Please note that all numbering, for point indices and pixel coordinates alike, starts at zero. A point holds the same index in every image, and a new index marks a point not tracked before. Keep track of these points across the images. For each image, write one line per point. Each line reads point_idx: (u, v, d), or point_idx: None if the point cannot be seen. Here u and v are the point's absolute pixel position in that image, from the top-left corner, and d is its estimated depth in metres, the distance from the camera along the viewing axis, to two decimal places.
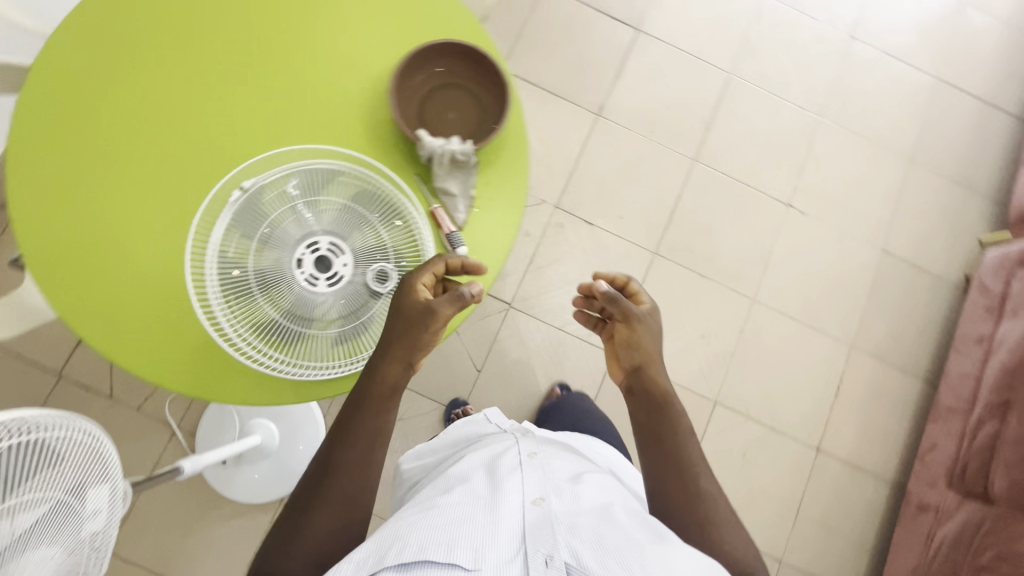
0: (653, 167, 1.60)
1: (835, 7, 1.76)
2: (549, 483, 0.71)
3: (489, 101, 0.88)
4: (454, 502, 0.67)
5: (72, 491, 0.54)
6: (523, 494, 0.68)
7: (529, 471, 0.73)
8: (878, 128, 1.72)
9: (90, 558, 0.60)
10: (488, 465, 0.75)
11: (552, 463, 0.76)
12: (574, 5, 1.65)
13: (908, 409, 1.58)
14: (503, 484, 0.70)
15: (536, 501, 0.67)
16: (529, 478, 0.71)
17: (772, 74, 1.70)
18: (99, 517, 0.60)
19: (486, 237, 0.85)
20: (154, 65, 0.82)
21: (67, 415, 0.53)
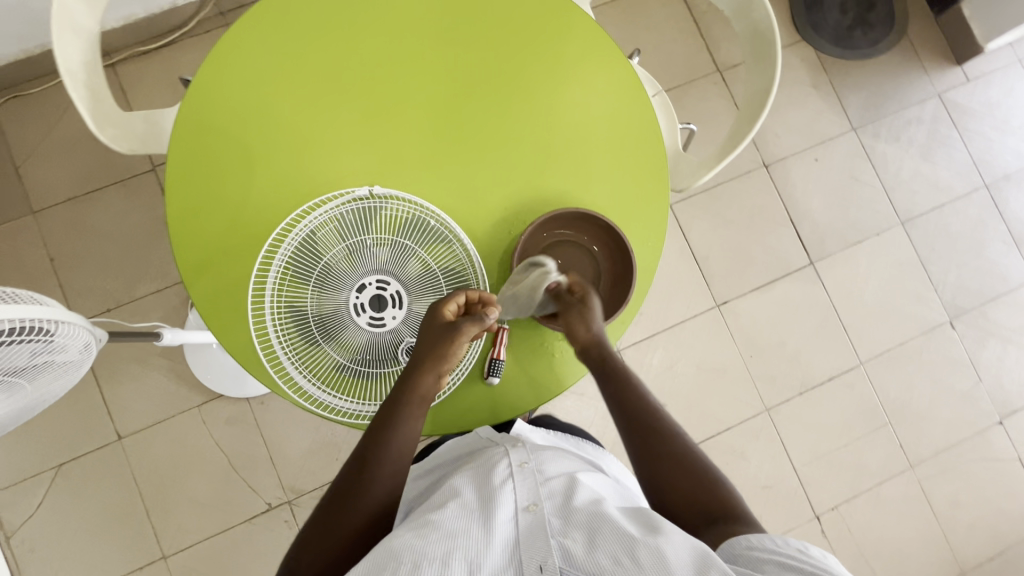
0: (727, 385, 1.50)
1: (1006, 384, 1.59)
2: (540, 486, 0.71)
3: (605, 271, 0.85)
4: (450, 511, 0.66)
5: (42, 362, 0.64)
6: (515, 501, 0.68)
7: (520, 477, 0.72)
8: (958, 519, 1.53)
9: (60, 386, 0.73)
10: (478, 474, 0.73)
11: (544, 464, 0.75)
12: (774, 200, 1.57)
13: None
14: (497, 492, 0.69)
15: (525, 507, 0.67)
16: (520, 483, 0.71)
17: (898, 392, 1.55)
18: (74, 365, 0.72)
19: (522, 381, 0.86)
20: (391, 47, 0.86)
21: (61, 310, 0.62)
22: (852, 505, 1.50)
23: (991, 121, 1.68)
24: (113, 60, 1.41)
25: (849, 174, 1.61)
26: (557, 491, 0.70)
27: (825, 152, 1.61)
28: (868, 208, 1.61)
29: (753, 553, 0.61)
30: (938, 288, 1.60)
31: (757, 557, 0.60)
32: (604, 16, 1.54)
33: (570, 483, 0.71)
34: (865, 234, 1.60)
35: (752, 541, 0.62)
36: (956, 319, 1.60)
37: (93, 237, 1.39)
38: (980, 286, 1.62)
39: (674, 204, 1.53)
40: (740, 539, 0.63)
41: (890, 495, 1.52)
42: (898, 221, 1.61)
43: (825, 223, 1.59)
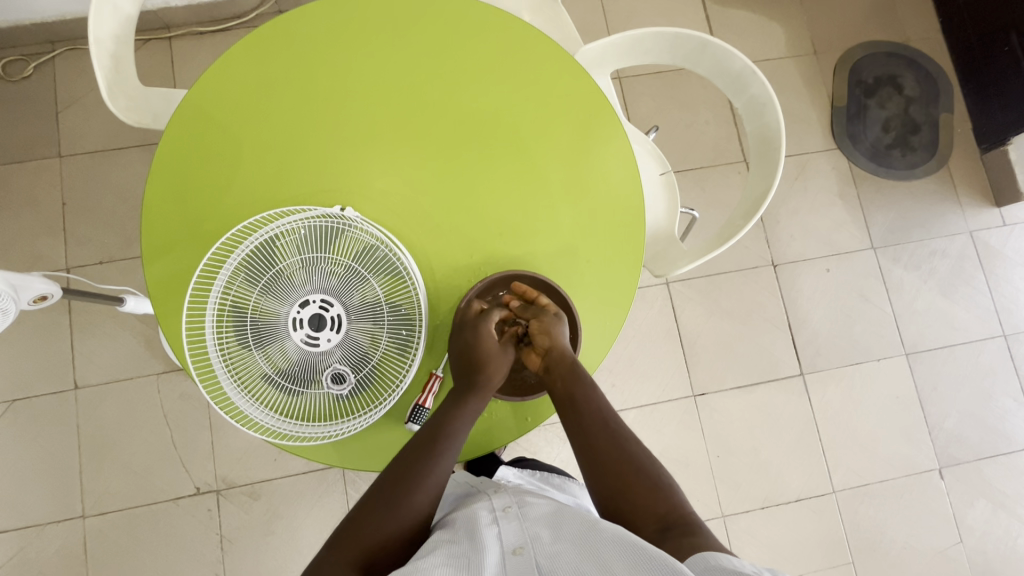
0: (686, 480, 1.43)
1: (989, 552, 1.46)
2: (526, 529, 0.71)
3: None
4: (441, 553, 0.66)
5: None
6: (504, 545, 0.69)
7: (505, 525, 0.72)
8: None
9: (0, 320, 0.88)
10: (463, 518, 0.74)
11: (527, 507, 0.76)
12: (775, 302, 1.52)
13: None
14: (482, 536, 0.69)
15: (512, 550, 0.68)
16: (506, 529, 0.72)
17: (867, 532, 1.45)
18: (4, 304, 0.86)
19: None
20: (407, 75, 0.87)
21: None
22: None
23: (1022, 271, 1.60)
24: (170, 34, 1.49)
25: (859, 292, 1.55)
26: (543, 532, 0.70)
27: (838, 264, 1.56)
28: (873, 331, 1.54)
29: (722, 570, 0.58)
30: (933, 432, 1.51)
31: (727, 571, 0.58)
32: (640, 85, 1.55)
33: (549, 521, 0.72)
34: (865, 357, 1.52)
35: (727, 560, 0.60)
36: (946, 468, 1.49)
37: (107, 191, 1.44)
38: (978, 440, 1.51)
39: (671, 282, 1.50)
40: (714, 554, 0.61)
41: None
42: (902, 352, 1.54)
43: (825, 336, 1.53)
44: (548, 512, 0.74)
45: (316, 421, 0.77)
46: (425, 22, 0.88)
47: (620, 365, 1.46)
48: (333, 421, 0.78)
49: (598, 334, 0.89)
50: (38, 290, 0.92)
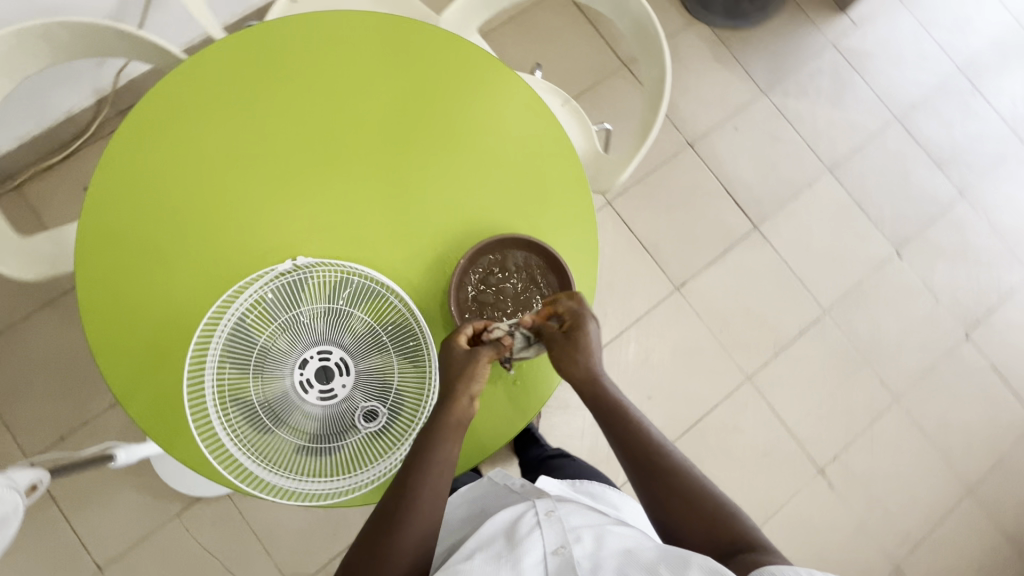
0: (705, 364, 1.51)
1: (963, 299, 1.64)
2: (567, 530, 0.73)
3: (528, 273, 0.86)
4: (477, 558, 0.70)
5: None
6: (544, 550, 0.71)
7: (547, 526, 0.74)
8: (949, 438, 1.57)
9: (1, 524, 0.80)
10: (507, 520, 0.76)
11: (569, 512, 0.77)
12: (706, 174, 1.61)
13: None
14: (524, 539, 0.72)
15: (552, 552, 0.70)
16: (548, 530, 0.73)
17: (865, 333, 1.59)
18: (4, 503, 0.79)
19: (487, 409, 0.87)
20: (291, 109, 0.84)
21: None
22: (851, 453, 1.52)
23: (888, 58, 1.76)
24: (15, 181, 1.35)
25: (770, 135, 1.66)
26: (584, 538, 0.71)
27: (742, 120, 1.66)
28: (795, 164, 1.66)
29: None
30: (878, 224, 1.66)
31: None
32: (502, 37, 1.56)
33: (590, 529, 0.73)
34: (799, 189, 1.64)
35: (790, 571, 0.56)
36: (902, 249, 1.65)
37: (31, 366, 1.32)
38: (916, 214, 1.68)
39: (613, 200, 1.55)
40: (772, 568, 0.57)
41: (886, 432, 1.55)
42: (825, 169, 1.67)
43: (759, 186, 1.63)
44: (590, 522, 0.75)
45: (368, 465, 0.75)
46: (284, 52, 0.85)
47: (604, 293, 1.51)
48: (385, 458, 0.76)
49: (584, 267, 0.91)
50: (25, 480, 0.85)
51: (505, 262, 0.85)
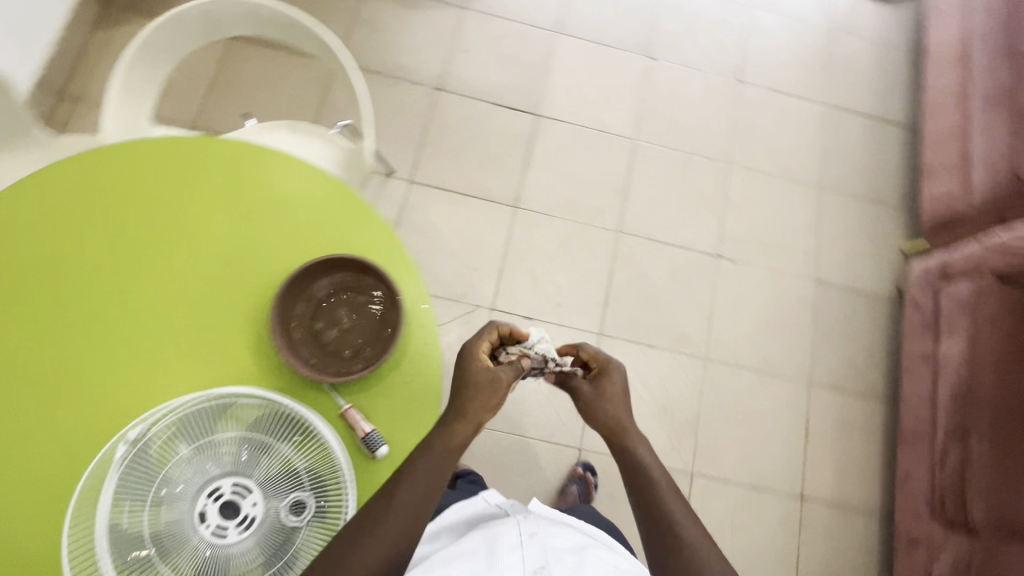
0: (581, 246, 1.61)
1: (720, 57, 1.84)
2: (551, 553, 0.70)
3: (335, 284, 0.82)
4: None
5: None
6: (524, 569, 0.68)
7: (530, 546, 0.71)
8: (784, 162, 1.78)
9: None
10: (489, 538, 0.73)
11: (555, 538, 0.74)
12: (470, 104, 1.70)
13: (874, 435, 1.56)
14: (502, 559, 0.69)
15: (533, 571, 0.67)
16: (530, 550, 0.70)
17: (674, 133, 1.75)
18: None
19: (399, 419, 0.81)
20: (22, 316, 0.78)
21: None
22: (729, 225, 1.69)
23: None
24: None
25: (495, 38, 1.76)
26: (565, 560, 0.69)
27: (464, 43, 1.74)
28: (530, 46, 1.76)
29: None
30: (623, 46, 1.80)
31: None
32: (220, 119, 1.55)
33: (571, 552, 0.71)
34: (547, 62, 1.75)
35: None
36: (653, 52, 1.81)
37: None
38: (643, 19, 1.84)
39: (413, 180, 1.61)
40: None
41: (740, 191, 1.73)
42: (555, 33, 1.78)
43: (517, 83, 1.73)
44: (573, 545, 0.74)
45: None
46: None
47: (463, 254, 1.56)
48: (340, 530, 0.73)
49: (388, 239, 0.89)
50: None
51: (310, 289, 0.81)
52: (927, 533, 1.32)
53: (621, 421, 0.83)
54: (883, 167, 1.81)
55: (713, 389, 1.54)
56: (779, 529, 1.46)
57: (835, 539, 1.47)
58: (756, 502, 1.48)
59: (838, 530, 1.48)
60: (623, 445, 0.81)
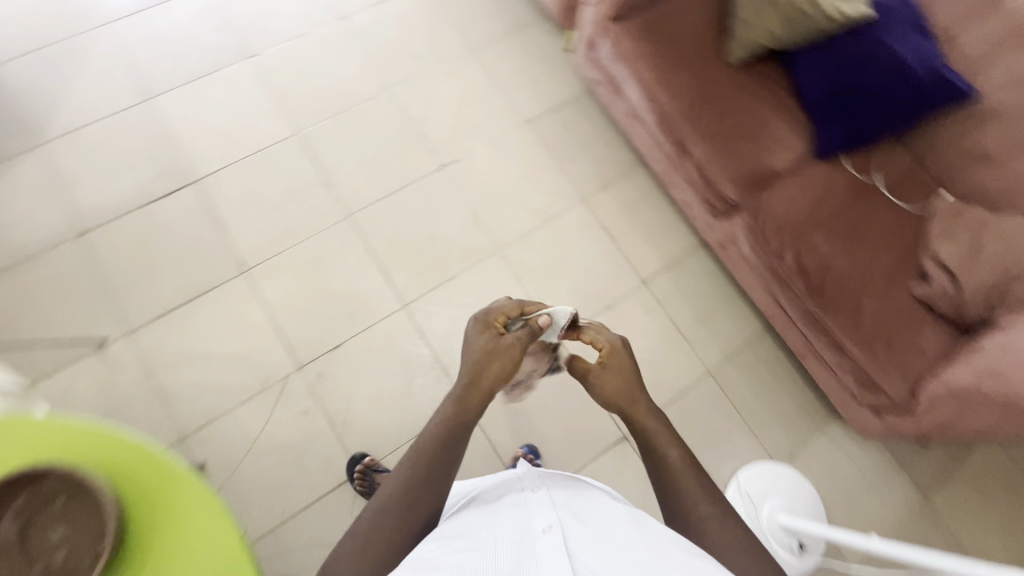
0: (329, 253, 1.56)
1: (310, 11, 1.80)
2: (559, 516, 0.69)
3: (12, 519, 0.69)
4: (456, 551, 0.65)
5: None
6: (532, 528, 0.66)
7: (539, 511, 0.71)
8: (431, 53, 1.81)
9: None
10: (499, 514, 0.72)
11: (557, 503, 0.74)
12: (126, 221, 1.52)
13: (653, 196, 1.73)
14: (510, 527, 0.68)
15: (541, 530, 0.65)
16: (537, 515, 0.69)
17: (326, 102, 1.71)
18: None
19: (191, 559, 0.74)
20: None
21: None
22: (431, 139, 1.71)
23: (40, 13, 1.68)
24: None
25: (97, 148, 1.57)
26: (570, 522, 0.67)
27: (71, 174, 1.54)
28: (137, 129, 1.60)
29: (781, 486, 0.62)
30: (221, 64, 1.70)
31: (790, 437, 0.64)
32: None
33: (577, 517, 0.70)
34: (165, 131, 1.61)
35: None
36: (252, 50, 1.73)
37: None
38: (218, 29, 1.73)
39: (130, 327, 1.43)
40: None
41: (417, 103, 1.74)
42: (149, 100, 1.63)
43: (154, 169, 1.58)
44: (576, 509, 0.72)
45: None
46: None
47: (236, 345, 1.45)
48: None
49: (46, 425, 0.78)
50: None
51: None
52: (722, 235, 1.52)
53: (630, 399, 0.85)
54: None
55: (523, 268, 1.61)
56: (645, 318, 1.61)
57: (685, 289, 1.65)
58: (617, 315, 1.60)
59: (682, 282, 1.65)
60: (644, 425, 0.83)
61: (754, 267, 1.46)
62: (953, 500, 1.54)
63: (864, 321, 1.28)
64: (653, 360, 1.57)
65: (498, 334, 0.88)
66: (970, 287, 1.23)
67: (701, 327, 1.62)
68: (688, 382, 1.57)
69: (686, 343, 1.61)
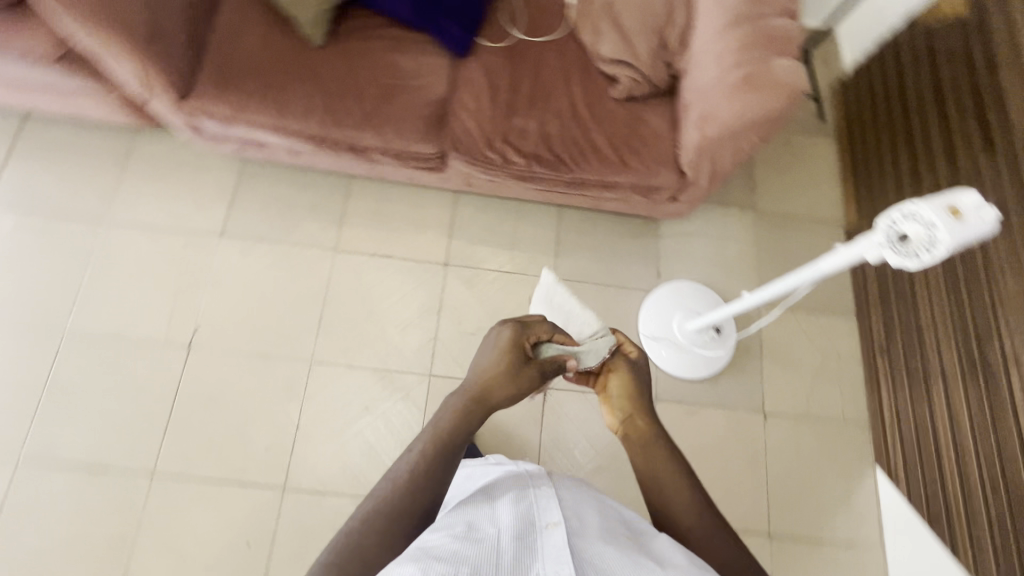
0: (170, 524, 1.33)
1: None
2: (568, 509, 0.71)
3: None
4: (464, 527, 0.67)
5: None
6: (535, 521, 0.68)
7: (548, 498, 0.73)
8: (66, 264, 1.49)
9: None
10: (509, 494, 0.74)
11: (566, 492, 0.76)
12: None
13: (384, 195, 1.63)
14: (514, 515, 0.69)
15: (545, 524, 0.68)
16: (545, 505, 0.71)
17: (12, 407, 1.37)
18: None
19: None
20: None
21: None
22: (154, 327, 1.46)
23: None
24: None
25: None
26: (574, 516, 0.70)
27: None
28: None
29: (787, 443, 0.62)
30: None
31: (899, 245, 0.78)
32: None
33: (579, 509, 0.72)
34: None
35: None
36: None
37: None
38: None
39: None
40: None
41: (104, 320, 1.46)
42: None
43: None
44: (577, 497, 0.75)
45: None
46: None
47: None
48: None
49: None
50: None
51: None
52: (457, 180, 1.45)
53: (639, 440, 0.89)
54: (81, 150, 1.58)
55: (346, 351, 1.49)
56: (472, 292, 1.58)
57: (478, 241, 1.63)
58: (451, 313, 1.55)
59: (471, 238, 1.63)
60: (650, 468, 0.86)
61: (500, 184, 1.42)
62: (767, 196, 1.78)
63: (605, 149, 1.32)
64: (509, 317, 1.56)
65: (523, 359, 0.90)
66: (643, 70, 1.31)
67: (516, 257, 1.63)
68: None
69: (518, 278, 1.61)
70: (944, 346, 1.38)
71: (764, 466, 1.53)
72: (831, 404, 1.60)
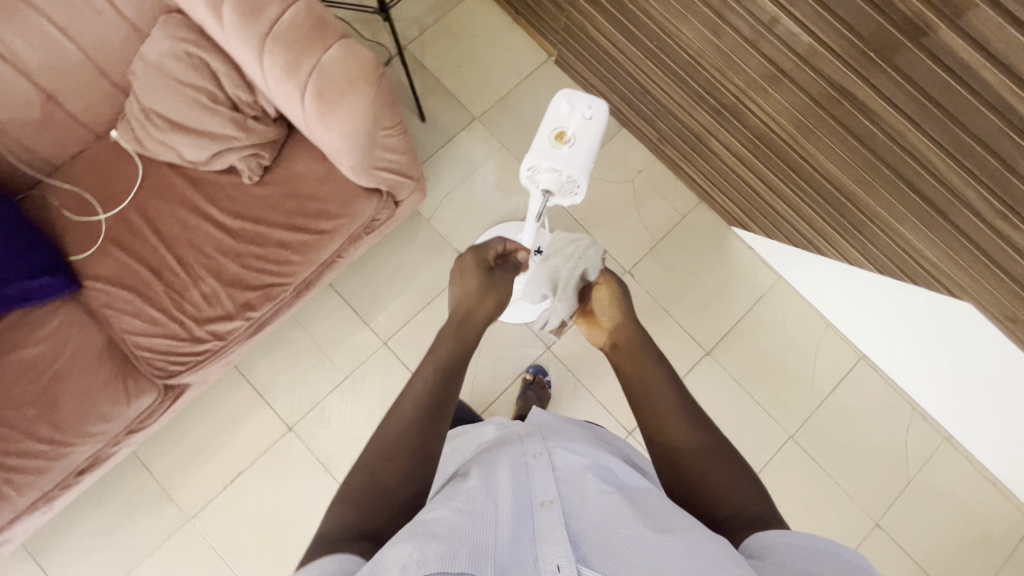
0: None
1: None
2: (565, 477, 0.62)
3: None
4: (462, 505, 0.56)
5: None
6: (537, 494, 0.59)
7: (541, 467, 0.64)
8: None
9: None
10: (505, 466, 0.65)
11: (562, 455, 0.67)
12: None
13: (182, 433, 1.41)
14: (515, 491, 0.59)
15: (541, 503, 0.57)
16: (542, 478, 0.62)
17: None
18: None
19: None
20: None
21: None
22: None
23: None
24: None
25: None
26: (574, 486, 0.60)
27: None
28: None
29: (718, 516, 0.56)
30: None
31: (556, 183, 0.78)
32: None
33: (577, 471, 0.63)
34: None
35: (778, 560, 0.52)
36: None
37: None
38: None
39: None
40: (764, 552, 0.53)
41: None
42: None
43: None
44: (576, 462, 0.65)
45: None
46: None
47: None
48: None
49: None
50: None
51: None
52: None
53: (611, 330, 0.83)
54: None
55: None
56: (337, 424, 1.43)
57: (296, 380, 1.45)
58: (338, 457, 1.41)
59: (289, 385, 1.44)
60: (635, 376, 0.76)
61: None
62: (473, 97, 1.64)
63: (293, 241, 1.13)
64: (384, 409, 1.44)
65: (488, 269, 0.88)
66: (245, 141, 1.08)
67: (339, 359, 1.47)
68: (401, 367, 1.47)
69: (359, 372, 1.46)
70: (689, 108, 1.37)
71: (660, 308, 1.57)
72: (662, 211, 1.62)
